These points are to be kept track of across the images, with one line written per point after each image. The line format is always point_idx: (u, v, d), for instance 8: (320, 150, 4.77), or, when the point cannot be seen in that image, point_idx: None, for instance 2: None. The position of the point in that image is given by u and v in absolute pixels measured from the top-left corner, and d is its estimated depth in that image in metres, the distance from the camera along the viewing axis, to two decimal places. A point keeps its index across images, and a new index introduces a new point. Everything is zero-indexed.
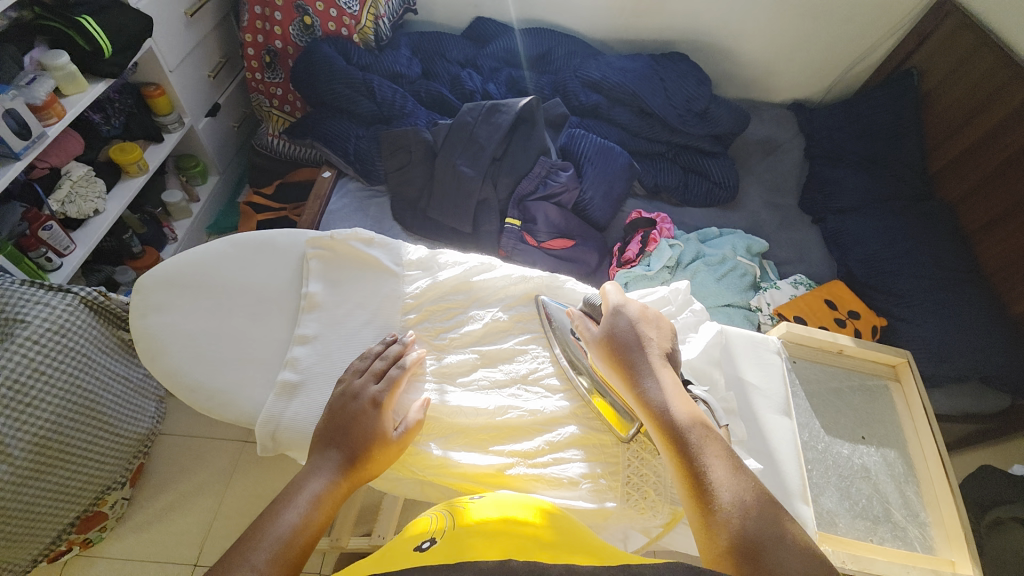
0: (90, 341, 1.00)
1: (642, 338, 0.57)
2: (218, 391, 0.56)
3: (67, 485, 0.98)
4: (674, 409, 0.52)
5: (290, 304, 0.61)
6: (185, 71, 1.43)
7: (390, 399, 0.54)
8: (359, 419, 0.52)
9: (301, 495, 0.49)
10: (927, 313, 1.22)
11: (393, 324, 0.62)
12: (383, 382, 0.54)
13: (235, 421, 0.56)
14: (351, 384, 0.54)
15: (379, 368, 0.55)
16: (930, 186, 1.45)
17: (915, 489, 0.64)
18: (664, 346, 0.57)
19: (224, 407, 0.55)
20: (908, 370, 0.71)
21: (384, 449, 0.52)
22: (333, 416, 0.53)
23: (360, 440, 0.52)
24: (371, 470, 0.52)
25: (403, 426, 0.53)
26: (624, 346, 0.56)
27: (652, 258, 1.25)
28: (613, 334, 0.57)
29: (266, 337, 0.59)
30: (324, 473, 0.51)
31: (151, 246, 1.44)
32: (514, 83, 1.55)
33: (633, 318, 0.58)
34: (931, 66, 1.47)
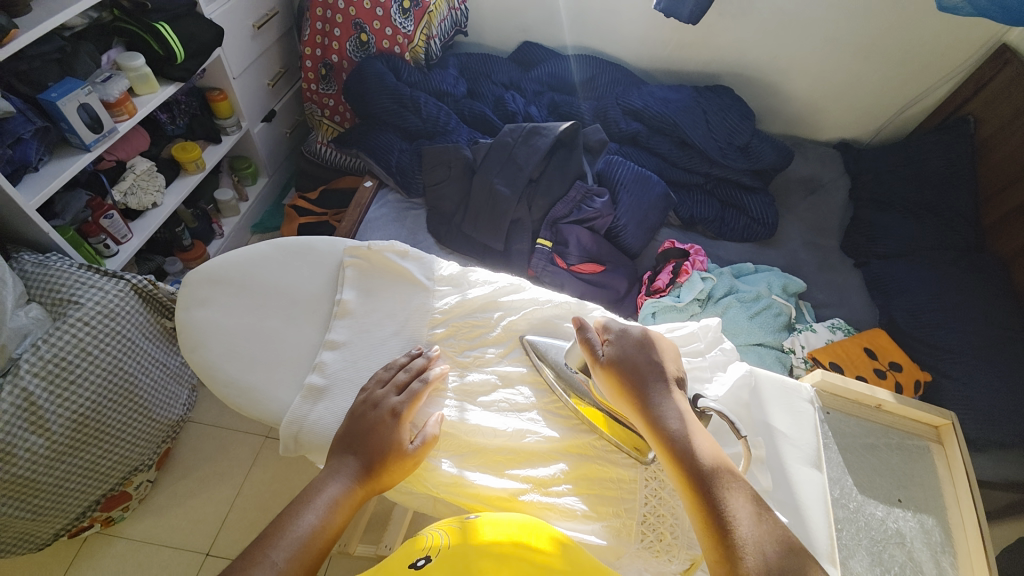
0: (137, 327, 1.05)
1: (651, 361, 0.56)
2: (249, 388, 0.57)
3: (98, 463, 1.02)
4: (690, 438, 0.51)
5: (324, 310, 0.63)
6: (247, 79, 1.52)
7: (409, 412, 0.54)
8: (377, 429, 0.53)
9: (319, 498, 0.50)
10: (975, 372, 1.15)
11: (419, 337, 0.63)
12: (404, 394, 0.55)
13: (261, 419, 0.57)
14: (374, 393, 0.55)
15: (401, 380, 0.56)
16: (983, 238, 1.38)
17: (951, 561, 0.59)
18: (673, 371, 0.56)
19: (253, 404, 0.57)
20: (952, 433, 0.66)
21: (399, 460, 0.52)
22: (352, 423, 0.54)
23: (378, 448, 0.52)
24: (386, 480, 0.52)
25: (419, 439, 0.54)
26: (633, 371, 0.55)
27: (683, 290, 1.23)
28: (621, 359, 0.56)
29: (297, 339, 0.61)
30: (341, 478, 0.51)
31: (200, 240, 1.52)
32: (555, 107, 1.58)
33: (638, 342, 0.58)
34: (989, 114, 1.41)
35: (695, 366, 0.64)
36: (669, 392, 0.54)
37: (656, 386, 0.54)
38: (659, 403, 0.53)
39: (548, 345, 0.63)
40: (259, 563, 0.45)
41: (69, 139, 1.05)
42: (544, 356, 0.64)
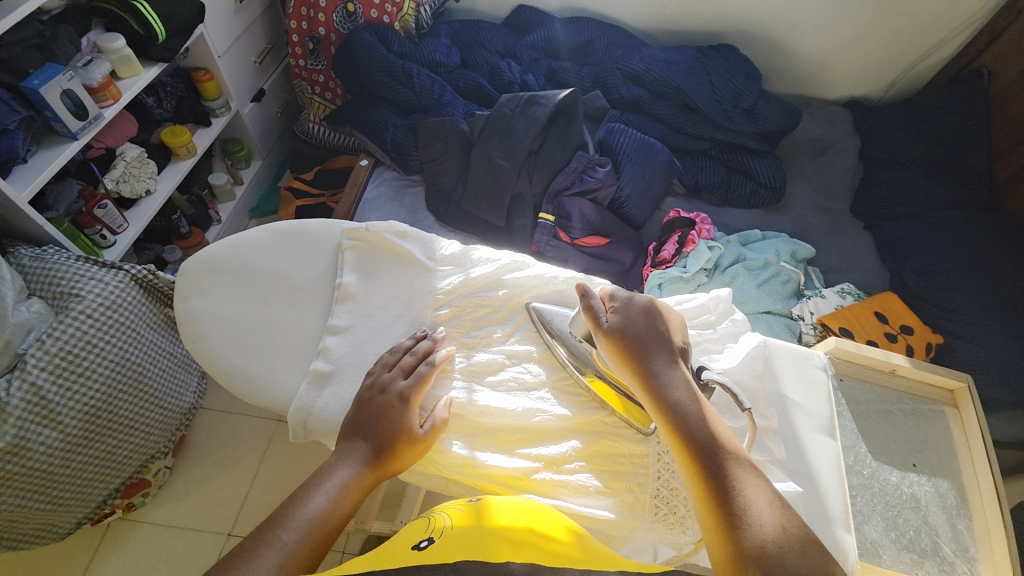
0: (141, 317, 1.05)
1: (656, 333, 0.54)
2: (254, 375, 0.57)
3: (113, 453, 1.04)
4: (694, 413, 0.50)
5: (324, 294, 0.61)
6: (232, 57, 1.47)
7: (417, 396, 0.53)
8: (387, 414, 0.52)
9: (329, 480, 0.50)
10: (986, 332, 1.13)
11: (424, 317, 0.61)
12: (411, 378, 0.54)
13: (269, 407, 0.57)
14: (380, 378, 0.54)
15: (408, 363, 0.55)
16: (998, 195, 1.34)
17: (966, 523, 0.59)
18: (678, 343, 0.55)
19: (259, 392, 0.56)
20: (967, 396, 0.65)
21: (410, 444, 0.52)
22: (360, 409, 0.53)
23: (388, 433, 0.52)
24: (396, 464, 0.52)
25: (429, 423, 0.53)
26: (638, 343, 0.54)
27: (689, 260, 1.21)
28: (624, 330, 0.55)
29: (299, 325, 0.59)
30: (351, 462, 0.51)
31: (197, 226, 1.50)
32: (553, 74, 1.52)
33: (645, 312, 0.56)
34: (1003, 65, 1.35)
35: (705, 338, 0.63)
36: (675, 366, 0.53)
37: (660, 358, 0.53)
38: (663, 376, 0.52)
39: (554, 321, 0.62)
40: (270, 542, 0.45)
41: (55, 128, 1.01)
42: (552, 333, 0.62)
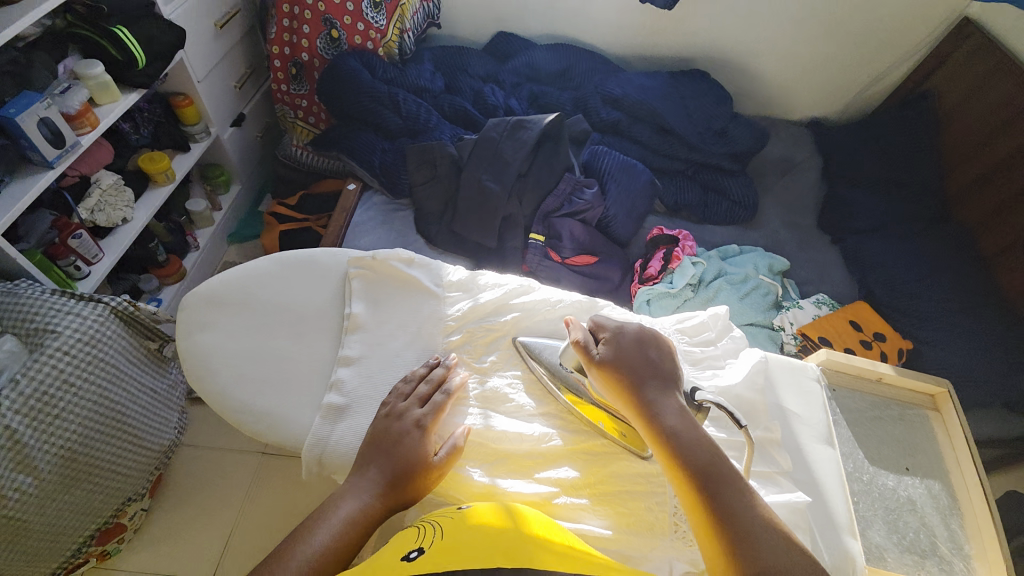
0: (120, 352, 1.01)
1: (649, 360, 0.56)
2: (265, 412, 0.55)
3: (90, 498, 0.98)
4: (691, 439, 0.51)
5: (333, 324, 0.61)
6: (213, 81, 1.45)
7: (434, 423, 0.54)
8: (402, 441, 0.52)
9: (335, 514, 0.49)
10: (949, 336, 1.21)
11: (436, 345, 0.62)
12: (427, 407, 0.54)
13: (281, 444, 0.56)
14: (396, 406, 0.54)
15: (423, 392, 0.55)
16: (948, 209, 1.43)
17: (958, 522, 0.62)
18: (670, 369, 0.56)
19: (271, 429, 0.55)
20: (947, 400, 0.70)
21: (426, 474, 0.52)
22: (376, 439, 0.53)
23: (404, 461, 0.52)
24: (412, 493, 0.52)
25: (445, 450, 0.53)
26: (630, 375, 0.55)
27: (675, 275, 1.25)
28: (616, 359, 0.56)
29: (309, 356, 0.59)
30: (362, 494, 0.50)
31: (175, 254, 1.46)
32: (535, 99, 1.57)
33: (635, 339, 0.57)
34: (948, 87, 1.46)
35: (707, 355, 0.65)
36: (668, 393, 0.54)
37: (655, 386, 0.54)
38: (658, 403, 0.53)
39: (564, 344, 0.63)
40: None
41: (29, 157, 0.98)
42: None
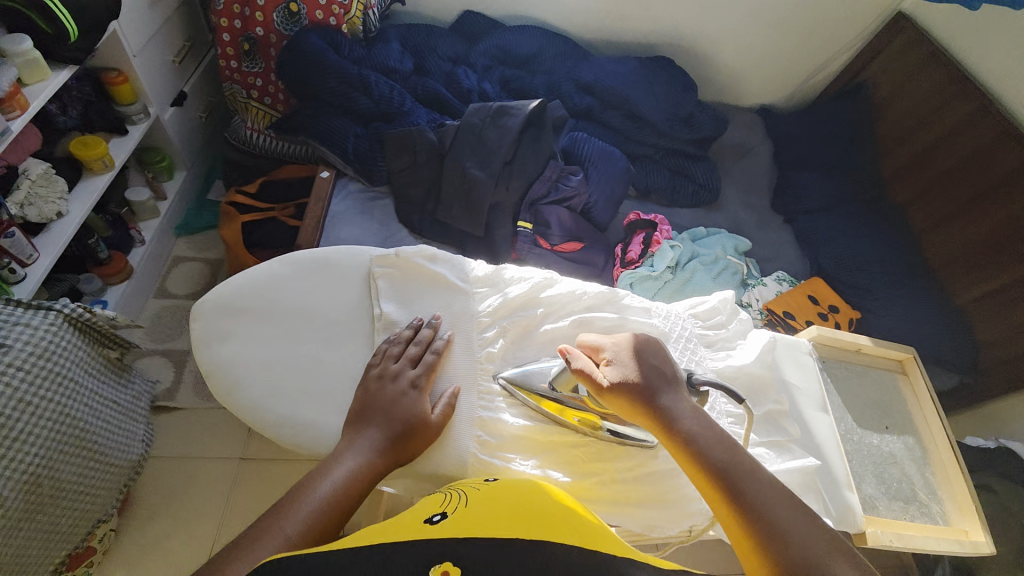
0: (78, 363, 0.91)
1: (653, 370, 0.59)
2: (305, 422, 0.58)
3: (58, 524, 0.89)
4: (707, 440, 0.56)
5: (364, 328, 0.64)
6: (149, 55, 1.29)
7: (427, 382, 0.59)
8: (399, 400, 0.57)
9: (336, 468, 0.53)
10: (888, 305, 1.36)
11: (472, 342, 0.65)
12: (419, 367, 0.60)
13: (323, 450, 0.58)
14: (389, 368, 0.59)
15: (414, 354, 0.60)
16: (884, 189, 1.57)
17: (929, 469, 0.76)
18: (672, 372, 0.60)
19: (313, 439, 0.58)
20: (913, 364, 0.81)
21: (423, 429, 0.56)
22: (369, 398, 0.57)
23: (401, 419, 0.56)
24: (410, 448, 0.56)
25: (439, 407, 0.58)
26: (640, 390, 0.58)
27: (655, 259, 1.31)
28: (623, 375, 0.58)
29: (342, 360, 0.62)
30: (360, 451, 0.54)
31: (118, 250, 1.32)
32: (507, 83, 1.54)
33: (634, 351, 0.60)
34: (882, 78, 1.59)
35: (719, 338, 0.71)
36: (678, 399, 0.58)
37: (665, 394, 0.58)
38: (672, 413, 0.57)
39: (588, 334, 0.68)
40: (276, 530, 0.48)
41: None
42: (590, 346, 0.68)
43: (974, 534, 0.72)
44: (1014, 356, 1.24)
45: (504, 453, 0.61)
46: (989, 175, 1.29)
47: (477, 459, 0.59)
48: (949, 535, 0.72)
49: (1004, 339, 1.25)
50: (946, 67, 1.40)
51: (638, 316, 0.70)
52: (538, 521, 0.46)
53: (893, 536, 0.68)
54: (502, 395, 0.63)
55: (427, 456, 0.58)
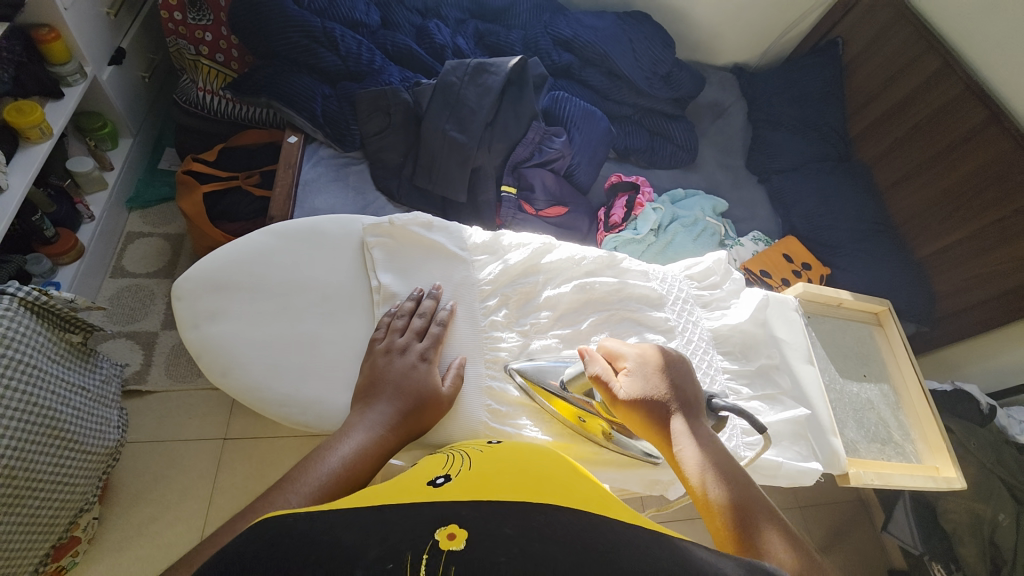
0: (37, 350, 0.85)
1: (675, 388, 0.56)
2: (309, 402, 0.57)
3: (37, 515, 0.86)
4: (720, 469, 0.52)
5: (364, 300, 0.62)
6: (82, 7, 1.15)
7: (435, 355, 0.58)
8: (410, 374, 0.56)
9: (345, 444, 0.50)
10: (855, 261, 1.42)
11: (475, 311, 0.64)
12: (426, 340, 0.59)
13: (329, 430, 0.57)
14: (395, 342, 0.58)
15: (419, 326, 0.59)
16: (853, 147, 1.61)
17: (903, 413, 0.83)
18: (694, 393, 0.57)
19: (319, 419, 0.56)
20: (888, 317, 0.88)
21: (435, 403, 0.55)
22: (377, 373, 0.56)
23: (413, 393, 0.55)
24: (423, 423, 0.55)
25: (450, 380, 0.57)
26: (653, 404, 0.55)
27: (639, 222, 1.31)
28: (640, 391, 0.56)
29: (342, 335, 0.60)
30: (370, 428, 0.52)
31: (66, 227, 1.21)
32: (482, 38, 1.46)
33: (655, 369, 0.57)
34: (853, 35, 1.58)
35: (715, 298, 0.74)
36: (691, 417, 0.55)
37: (682, 416, 0.55)
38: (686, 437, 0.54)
39: (589, 298, 0.68)
40: (279, 502, 0.46)
41: None
42: (593, 311, 0.69)
43: (944, 470, 0.79)
44: (970, 304, 1.33)
45: (515, 420, 0.61)
46: (954, 131, 1.33)
47: (489, 428, 0.59)
48: (923, 472, 0.79)
49: (962, 289, 1.34)
50: (914, 23, 1.42)
51: (636, 279, 0.71)
52: (543, 486, 0.44)
53: (874, 476, 0.74)
54: (509, 361, 0.63)
55: (438, 429, 0.58)
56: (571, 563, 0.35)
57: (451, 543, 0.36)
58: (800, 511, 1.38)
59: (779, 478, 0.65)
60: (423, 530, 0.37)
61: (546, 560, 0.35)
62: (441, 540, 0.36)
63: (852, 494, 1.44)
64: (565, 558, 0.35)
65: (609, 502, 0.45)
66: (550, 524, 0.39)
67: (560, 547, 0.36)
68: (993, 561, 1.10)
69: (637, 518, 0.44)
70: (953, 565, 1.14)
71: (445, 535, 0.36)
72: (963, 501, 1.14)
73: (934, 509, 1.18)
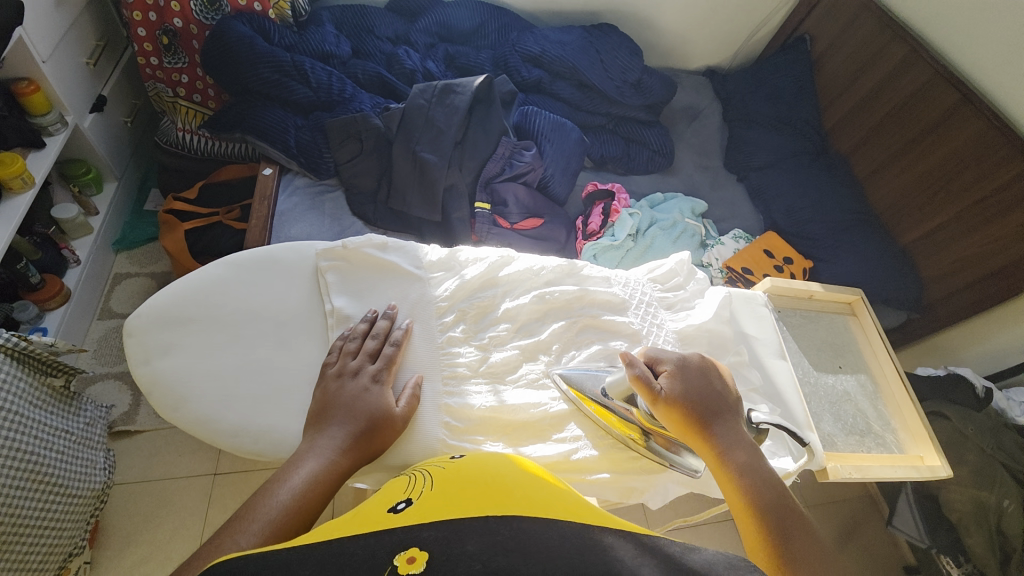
0: (19, 395, 0.86)
1: (715, 390, 0.63)
2: (262, 430, 0.59)
3: (26, 561, 0.85)
4: (756, 472, 0.60)
5: (319, 324, 0.66)
6: (60, 59, 1.19)
7: (388, 374, 0.61)
8: (362, 395, 0.58)
9: (295, 475, 0.51)
10: (840, 252, 1.41)
11: (432, 328, 0.68)
12: (378, 360, 0.61)
13: (282, 457, 0.60)
14: (348, 364, 0.60)
15: (372, 347, 0.62)
16: (828, 140, 1.61)
17: (882, 403, 0.91)
18: (732, 402, 0.64)
19: (272, 446, 0.59)
20: (861, 305, 0.97)
21: (389, 422, 0.57)
22: (330, 397, 0.58)
23: (365, 413, 0.57)
24: (378, 444, 0.57)
25: (403, 400, 0.60)
26: (697, 410, 0.62)
27: (616, 228, 1.32)
28: (684, 391, 0.62)
29: (297, 361, 0.63)
30: (320, 456, 0.53)
31: (51, 273, 1.22)
32: (452, 60, 1.48)
33: (699, 370, 0.64)
34: (820, 32, 1.60)
35: (679, 298, 0.79)
36: (735, 429, 0.62)
37: (723, 420, 0.62)
38: (725, 440, 0.61)
39: (547, 306, 0.73)
40: (229, 547, 0.45)
41: None
42: (547, 319, 0.73)
43: (928, 458, 0.85)
44: (957, 288, 1.32)
45: (473, 436, 0.63)
46: (928, 115, 1.33)
47: (447, 445, 0.61)
48: (906, 461, 0.85)
49: (948, 273, 1.33)
50: (878, 16, 1.44)
51: (597, 285, 0.76)
52: (508, 497, 0.43)
53: (854, 468, 0.80)
54: (467, 376, 0.66)
55: (394, 450, 0.59)
56: (537, 572, 0.35)
57: (411, 567, 0.35)
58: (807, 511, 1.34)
59: None
60: (371, 559, 0.36)
61: (511, 572, 0.35)
62: (401, 565, 0.36)
63: (860, 490, 1.41)
64: (530, 565, 0.35)
65: (581, 507, 0.45)
66: (519, 538, 0.38)
67: (525, 557, 0.36)
68: (1003, 549, 1.06)
69: (612, 520, 0.44)
70: (962, 557, 1.10)
71: (405, 560, 0.36)
72: (967, 490, 1.11)
73: (938, 500, 1.14)
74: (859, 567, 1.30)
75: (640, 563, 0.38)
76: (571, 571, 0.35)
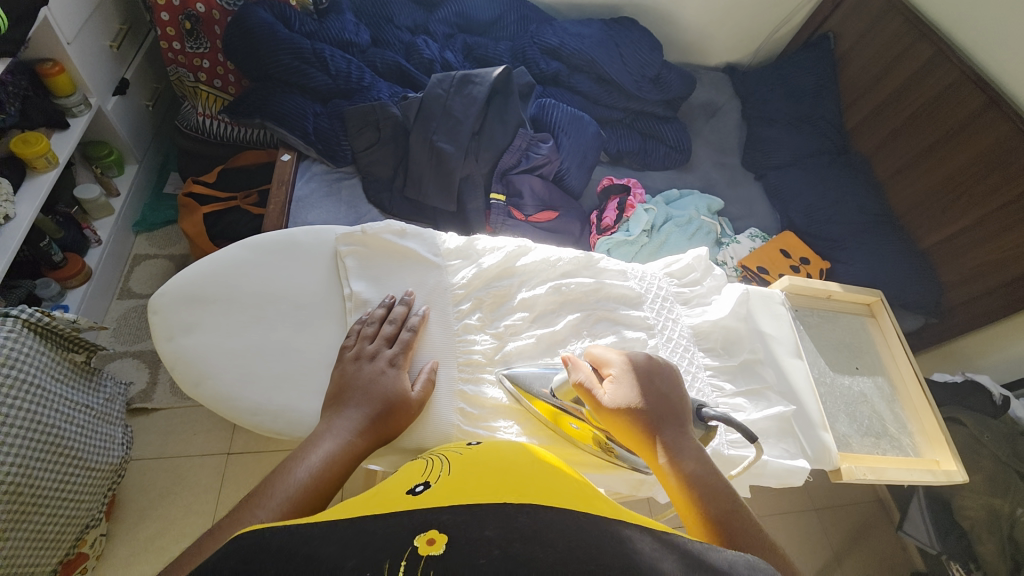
0: (42, 369, 0.88)
1: (663, 399, 0.58)
2: (280, 410, 0.60)
3: (44, 531, 0.88)
4: (707, 480, 0.55)
5: (337, 307, 0.66)
6: (84, 42, 1.20)
7: (405, 360, 0.61)
8: (379, 378, 0.59)
9: (313, 454, 0.52)
10: (858, 254, 1.38)
11: (449, 315, 0.68)
12: (395, 346, 0.62)
13: (301, 438, 0.61)
14: (365, 349, 0.61)
15: (389, 332, 0.62)
16: (849, 140, 1.58)
17: (899, 405, 0.90)
18: (682, 404, 0.60)
19: (290, 426, 0.60)
20: (880, 307, 0.95)
21: (404, 406, 0.58)
22: (348, 379, 0.59)
23: (382, 396, 0.58)
24: (393, 429, 0.57)
25: (419, 385, 0.60)
26: (640, 418, 0.57)
27: (631, 224, 1.31)
28: (628, 398, 0.58)
29: (315, 343, 0.64)
30: (337, 436, 0.54)
31: (73, 252, 1.24)
32: (470, 51, 1.47)
33: (647, 376, 0.60)
34: (845, 29, 1.57)
35: (696, 294, 0.79)
36: (683, 435, 0.57)
37: (670, 425, 0.58)
38: (672, 448, 0.56)
39: (563, 297, 0.73)
40: (249, 521, 0.47)
41: None
42: (562, 310, 0.73)
43: (944, 463, 0.84)
44: (980, 293, 1.29)
45: (488, 423, 0.63)
46: (955, 116, 1.30)
47: (461, 431, 0.62)
48: (922, 466, 0.84)
49: (970, 277, 1.30)
50: (906, 14, 1.40)
51: (614, 278, 0.76)
52: (524, 486, 0.44)
53: (868, 470, 0.79)
54: (482, 363, 0.67)
55: (410, 433, 0.60)
56: (556, 559, 0.35)
57: (431, 548, 0.36)
58: (814, 513, 1.34)
59: (765, 476, 0.69)
60: (390, 543, 0.36)
61: (530, 560, 0.35)
62: (420, 546, 0.36)
63: (869, 494, 1.40)
64: (548, 553, 0.36)
65: (595, 500, 0.45)
66: (535, 526, 0.38)
67: (543, 545, 0.36)
68: (1014, 558, 1.05)
69: (627, 515, 0.44)
70: (973, 564, 1.09)
71: (424, 541, 0.36)
72: (980, 497, 1.09)
73: (950, 506, 1.13)
74: (867, 571, 1.29)
75: (659, 556, 0.38)
76: (588, 560, 0.36)
